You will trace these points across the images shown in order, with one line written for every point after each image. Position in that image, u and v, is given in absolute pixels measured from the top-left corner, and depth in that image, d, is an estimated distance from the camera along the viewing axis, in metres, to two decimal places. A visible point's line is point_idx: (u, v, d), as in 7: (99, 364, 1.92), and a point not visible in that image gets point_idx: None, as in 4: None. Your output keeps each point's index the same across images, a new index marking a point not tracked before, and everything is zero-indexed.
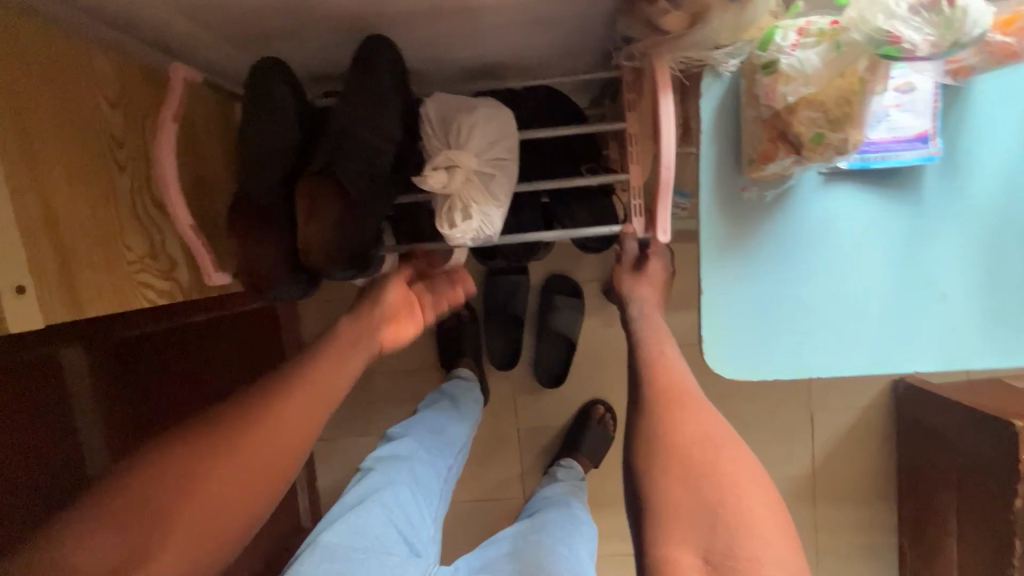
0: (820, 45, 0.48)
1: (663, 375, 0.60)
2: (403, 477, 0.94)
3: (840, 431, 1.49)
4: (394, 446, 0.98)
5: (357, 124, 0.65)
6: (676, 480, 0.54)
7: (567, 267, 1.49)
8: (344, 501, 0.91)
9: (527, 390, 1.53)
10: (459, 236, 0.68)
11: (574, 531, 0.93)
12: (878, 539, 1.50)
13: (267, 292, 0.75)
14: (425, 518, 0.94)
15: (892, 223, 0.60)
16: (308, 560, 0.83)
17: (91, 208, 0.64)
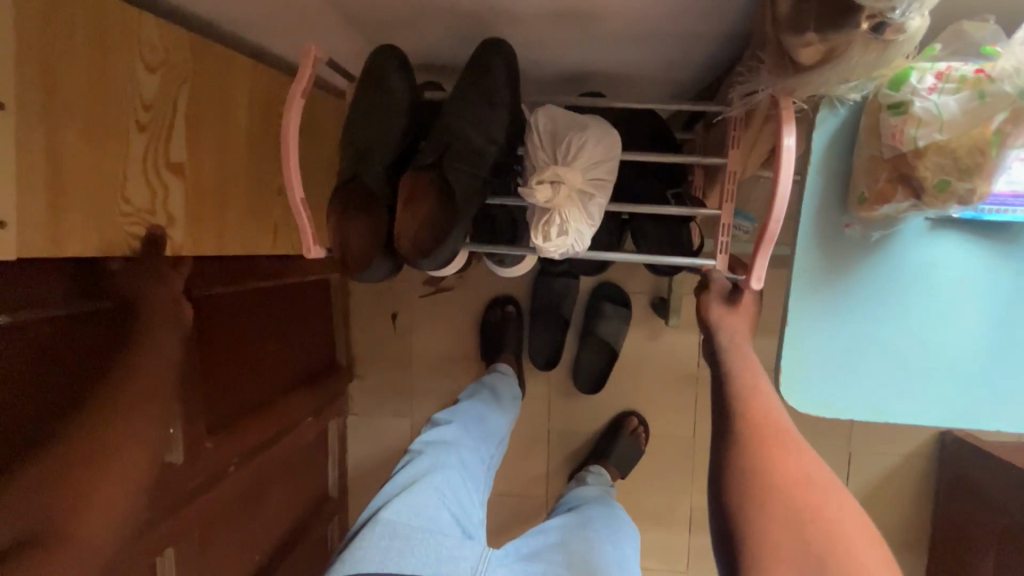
0: (960, 91, 0.47)
1: (755, 404, 0.63)
2: (451, 461, 0.98)
3: (878, 476, 1.45)
4: (442, 431, 1.03)
5: (466, 123, 0.73)
6: (780, 522, 0.57)
7: (617, 276, 1.49)
8: (396, 481, 0.95)
9: (563, 393, 1.54)
10: (553, 250, 0.70)
11: (616, 531, 0.96)
12: None
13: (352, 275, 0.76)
14: (473, 502, 0.97)
15: (995, 278, 0.59)
16: (368, 536, 0.86)
17: (98, 159, 0.65)
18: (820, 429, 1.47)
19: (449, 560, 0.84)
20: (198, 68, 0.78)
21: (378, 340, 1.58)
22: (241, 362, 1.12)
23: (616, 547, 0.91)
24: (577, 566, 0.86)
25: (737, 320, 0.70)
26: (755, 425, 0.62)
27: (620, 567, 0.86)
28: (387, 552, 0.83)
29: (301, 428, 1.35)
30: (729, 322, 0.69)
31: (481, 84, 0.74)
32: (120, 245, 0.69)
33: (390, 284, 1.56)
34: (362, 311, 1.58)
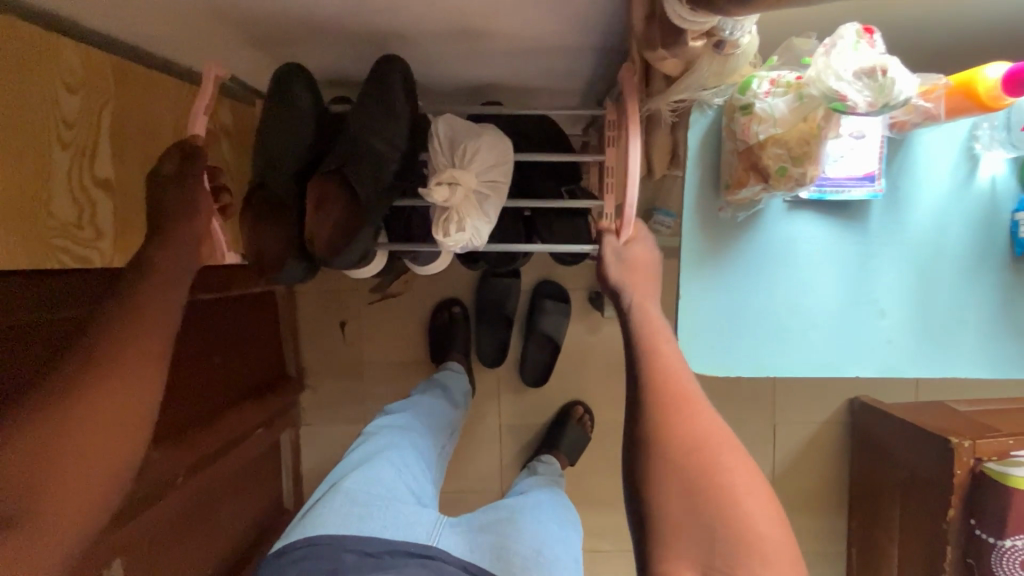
0: (787, 94, 0.58)
1: (660, 384, 0.62)
2: (405, 442, 1.09)
3: (800, 443, 1.60)
4: (394, 419, 1.14)
5: (368, 131, 0.78)
6: (677, 503, 0.58)
7: (555, 273, 1.58)
8: (350, 459, 1.04)
9: (512, 389, 1.61)
10: (453, 245, 0.75)
11: (557, 508, 1.08)
12: (830, 547, 1.62)
13: (269, 276, 0.83)
14: (426, 481, 1.06)
15: (841, 247, 0.70)
16: (331, 503, 0.93)
17: (24, 180, 0.67)
18: (747, 405, 1.61)
19: (406, 526, 0.90)
20: (120, 83, 0.80)
21: (328, 349, 1.61)
22: (195, 373, 1.15)
23: (557, 531, 0.99)
24: (532, 543, 0.91)
25: (637, 283, 0.72)
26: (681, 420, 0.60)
27: (564, 543, 0.96)
28: (349, 516, 0.90)
29: (253, 439, 1.36)
30: (634, 282, 0.72)
31: (382, 95, 0.79)
32: (46, 257, 0.71)
33: (337, 293, 1.59)
34: (311, 322, 1.60)
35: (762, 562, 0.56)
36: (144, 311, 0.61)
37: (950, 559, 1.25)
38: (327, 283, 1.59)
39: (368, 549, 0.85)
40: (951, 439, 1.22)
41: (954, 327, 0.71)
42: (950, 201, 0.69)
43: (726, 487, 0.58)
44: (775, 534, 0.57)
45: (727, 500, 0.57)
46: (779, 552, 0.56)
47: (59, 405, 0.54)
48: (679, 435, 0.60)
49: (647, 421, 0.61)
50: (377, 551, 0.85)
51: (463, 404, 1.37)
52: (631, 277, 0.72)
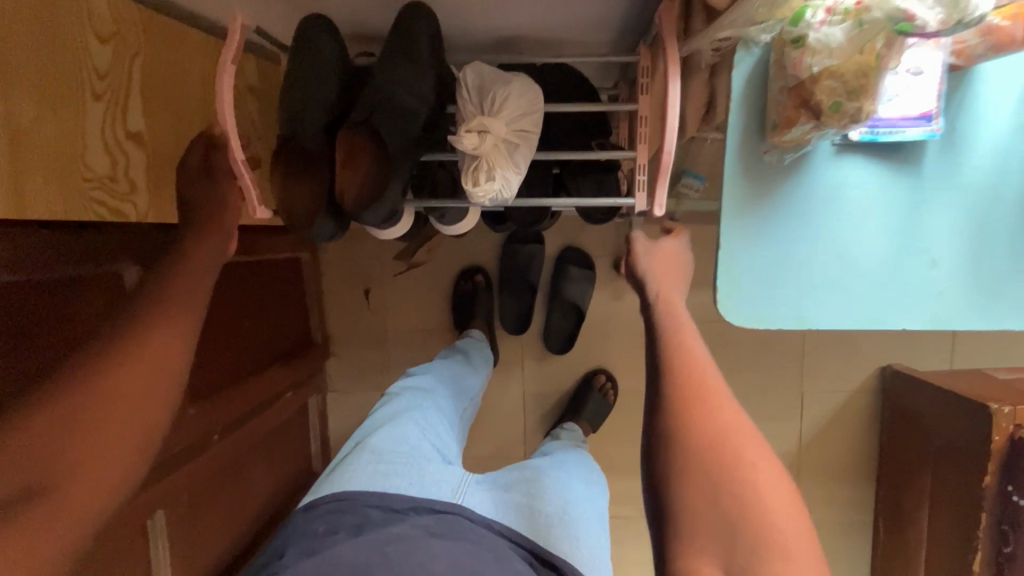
0: (845, 22, 0.55)
1: (682, 369, 0.66)
2: (428, 403, 1.09)
3: (827, 412, 1.59)
4: (418, 380, 1.14)
5: (397, 82, 0.77)
6: (707, 504, 0.59)
7: (581, 241, 1.57)
8: (375, 417, 1.05)
9: (535, 356, 1.61)
10: (481, 196, 0.73)
11: (582, 468, 1.07)
12: (855, 516, 1.62)
13: (300, 231, 0.79)
14: (449, 439, 1.07)
15: (893, 194, 0.68)
16: (358, 459, 0.94)
17: (60, 128, 0.67)
18: (773, 373, 1.59)
19: (431, 485, 0.90)
20: (149, 36, 0.80)
21: (353, 317, 1.62)
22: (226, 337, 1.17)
23: (578, 488, 0.98)
24: (556, 501, 0.91)
25: (660, 269, 0.81)
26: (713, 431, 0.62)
27: (589, 502, 0.96)
28: (374, 474, 0.90)
29: (282, 402, 1.39)
30: (659, 271, 0.81)
31: (407, 46, 0.78)
32: (83, 209, 0.71)
33: (361, 261, 1.60)
34: (336, 289, 1.61)
35: (783, 560, 0.57)
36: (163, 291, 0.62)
37: (983, 525, 1.23)
38: (352, 251, 1.60)
39: (392, 504, 0.85)
40: (989, 405, 1.19)
41: (1009, 278, 0.68)
42: (1012, 144, 0.66)
43: (748, 482, 0.60)
44: (796, 529, 0.59)
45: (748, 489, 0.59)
46: (799, 546, 0.58)
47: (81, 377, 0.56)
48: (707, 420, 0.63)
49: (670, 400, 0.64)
50: (402, 508, 0.85)
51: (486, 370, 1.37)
52: (654, 266, 0.82)
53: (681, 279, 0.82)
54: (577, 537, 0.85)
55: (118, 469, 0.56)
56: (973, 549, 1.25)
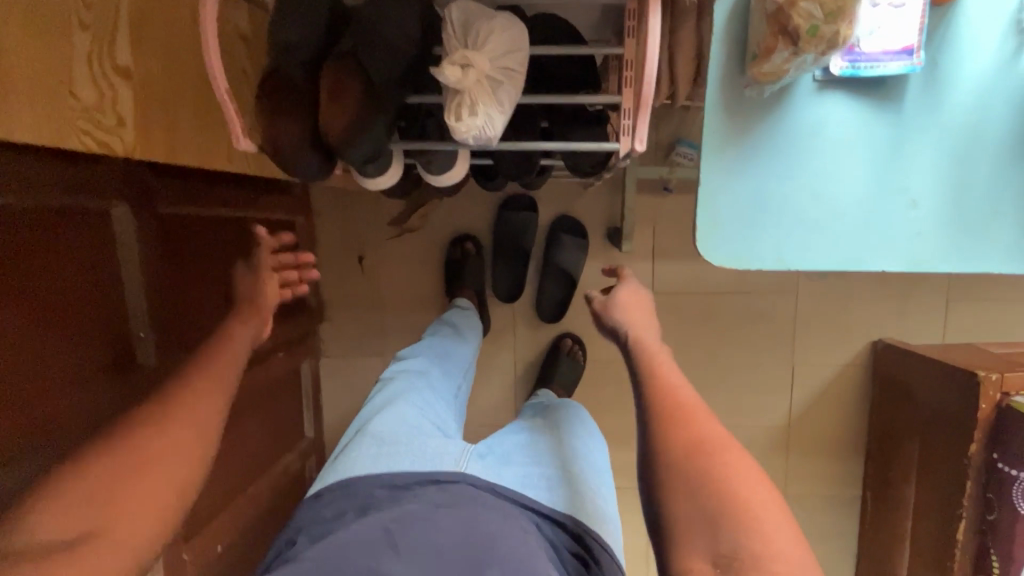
0: None
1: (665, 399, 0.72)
2: (422, 384, 1.10)
3: (818, 386, 1.59)
4: (410, 363, 1.15)
5: (382, 19, 0.77)
6: (694, 512, 0.63)
7: (574, 209, 1.57)
8: (373, 403, 1.04)
9: (527, 325, 1.62)
10: (464, 131, 0.73)
11: (578, 416, 1.05)
12: (843, 490, 1.63)
13: (283, 165, 0.81)
14: (447, 418, 1.07)
15: (874, 131, 0.68)
16: (360, 445, 0.93)
17: (41, 49, 0.67)
18: (763, 346, 1.59)
19: (432, 455, 0.90)
20: None
21: (347, 283, 1.63)
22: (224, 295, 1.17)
23: (581, 437, 0.99)
24: (557, 463, 0.91)
25: (634, 317, 0.85)
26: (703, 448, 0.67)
27: (593, 455, 0.96)
28: (376, 457, 0.90)
29: (274, 362, 1.41)
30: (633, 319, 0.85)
31: None
32: (67, 136, 0.72)
33: (355, 226, 1.61)
34: (330, 255, 1.62)
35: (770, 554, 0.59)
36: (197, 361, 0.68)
37: (967, 494, 1.23)
38: (346, 216, 1.61)
39: (396, 481, 0.85)
40: (976, 373, 1.19)
41: (989, 218, 0.68)
42: (992, 81, 0.66)
43: (736, 489, 0.63)
44: (783, 531, 0.61)
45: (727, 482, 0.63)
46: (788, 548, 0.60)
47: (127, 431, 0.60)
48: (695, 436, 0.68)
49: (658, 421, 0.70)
50: (406, 483, 0.85)
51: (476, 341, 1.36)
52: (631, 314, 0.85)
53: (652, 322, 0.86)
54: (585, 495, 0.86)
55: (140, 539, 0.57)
56: (957, 518, 1.25)
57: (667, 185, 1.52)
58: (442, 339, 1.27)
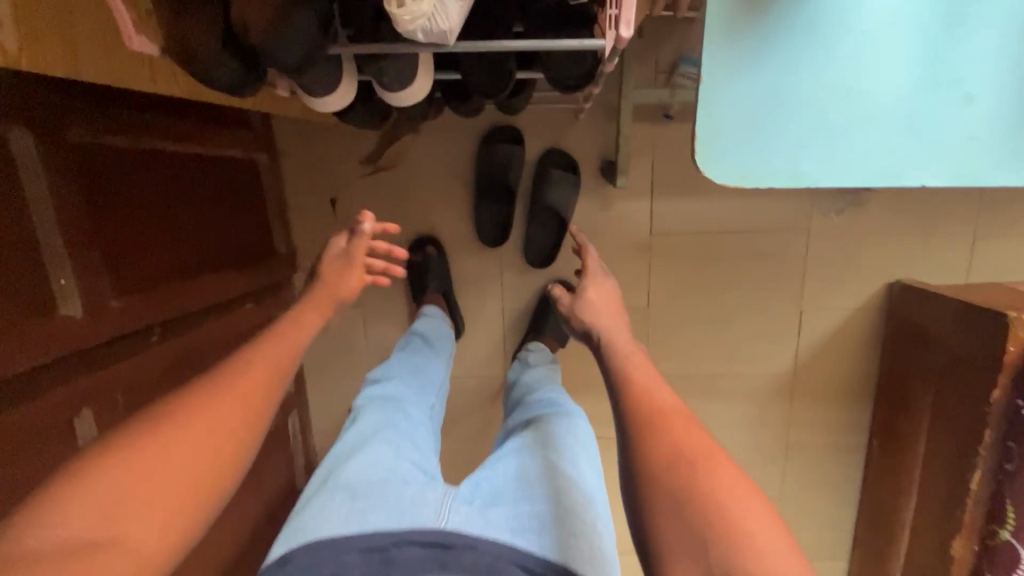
0: None
1: (637, 402, 0.71)
2: (397, 413, 0.97)
3: (827, 330, 1.49)
4: (385, 387, 1.01)
5: None
6: (681, 531, 0.59)
7: (565, 142, 1.44)
8: (343, 441, 0.90)
9: (515, 271, 1.51)
10: (410, 20, 0.58)
11: (571, 427, 0.95)
12: (848, 438, 1.57)
13: (197, 70, 0.68)
14: (426, 452, 0.94)
15: (917, 14, 0.60)
16: (325, 498, 0.79)
17: None
18: (771, 289, 1.47)
19: (412, 508, 0.78)
20: None
21: (322, 228, 1.52)
22: (167, 246, 1.05)
23: (579, 461, 0.86)
24: (556, 500, 0.78)
25: (602, 315, 0.91)
26: (686, 460, 0.63)
27: (592, 484, 0.84)
28: (349, 514, 0.76)
29: (242, 311, 1.31)
30: (603, 319, 0.91)
31: None
32: None
33: (327, 165, 1.48)
34: (302, 196, 1.51)
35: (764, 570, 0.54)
36: (207, 383, 0.63)
37: (986, 443, 1.14)
38: (317, 154, 1.48)
39: (370, 543, 0.72)
40: (1007, 312, 1.07)
41: None
42: None
43: (726, 508, 0.58)
44: (782, 557, 0.55)
45: (711, 490, 0.60)
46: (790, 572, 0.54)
47: (128, 444, 0.55)
48: (679, 449, 0.64)
49: (642, 430, 0.67)
50: (382, 544, 0.72)
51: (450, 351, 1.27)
52: (600, 315, 0.91)
53: (623, 321, 0.92)
54: (587, 538, 0.74)
55: (144, 544, 0.51)
56: (973, 467, 1.17)
57: (668, 110, 1.38)
58: (414, 353, 1.17)
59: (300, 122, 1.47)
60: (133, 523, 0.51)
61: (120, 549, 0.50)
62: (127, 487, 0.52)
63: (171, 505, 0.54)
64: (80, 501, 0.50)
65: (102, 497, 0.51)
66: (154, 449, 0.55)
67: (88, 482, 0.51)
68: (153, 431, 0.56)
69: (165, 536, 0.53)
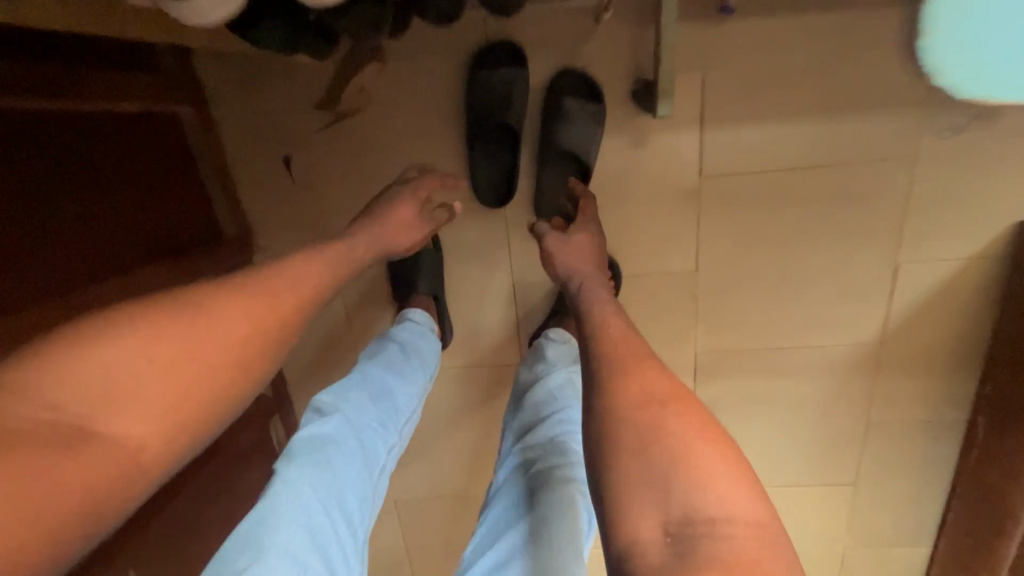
0: None
1: (613, 347, 0.77)
2: (322, 479, 0.80)
3: (926, 289, 1.17)
4: (317, 436, 0.84)
5: None
6: (641, 473, 0.62)
7: (581, 59, 1.08)
8: (240, 530, 0.74)
9: (523, 236, 1.19)
10: None
11: (560, 522, 0.81)
12: (942, 416, 1.28)
13: None
14: (346, 538, 0.79)
15: None
16: None
17: None
18: (854, 240, 1.14)
19: None
20: None
21: (274, 198, 1.19)
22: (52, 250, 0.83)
23: None
24: None
25: (574, 251, 1.01)
26: (647, 396, 0.69)
27: None
28: None
29: None
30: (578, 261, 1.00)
31: None
32: None
33: (271, 116, 1.14)
34: (247, 158, 1.17)
35: (726, 527, 0.58)
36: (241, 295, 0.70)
37: None
38: (257, 101, 1.13)
39: None
40: None
41: None
42: None
43: (687, 453, 0.63)
44: (743, 513, 0.59)
45: (681, 447, 0.63)
46: (748, 533, 0.57)
47: (163, 325, 0.62)
48: (640, 393, 0.69)
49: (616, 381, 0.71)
50: None
51: (429, 364, 1.08)
52: (574, 255, 1.00)
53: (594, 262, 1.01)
54: None
55: (125, 443, 0.57)
56: None
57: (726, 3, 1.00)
58: (382, 371, 0.99)
59: (228, 56, 1.11)
60: (129, 408, 0.57)
61: (109, 442, 0.56)
62: (136, 371, 0.59)
63: (169, 400, 0.60)
64: (89, 373, 0.56)
65: (109, 377, 0.57)
66: (152, 358, 0.60)
67: (105, 351, 0.58)
68: (191, 317, 0.65)
69: (152, 429, 0.59)
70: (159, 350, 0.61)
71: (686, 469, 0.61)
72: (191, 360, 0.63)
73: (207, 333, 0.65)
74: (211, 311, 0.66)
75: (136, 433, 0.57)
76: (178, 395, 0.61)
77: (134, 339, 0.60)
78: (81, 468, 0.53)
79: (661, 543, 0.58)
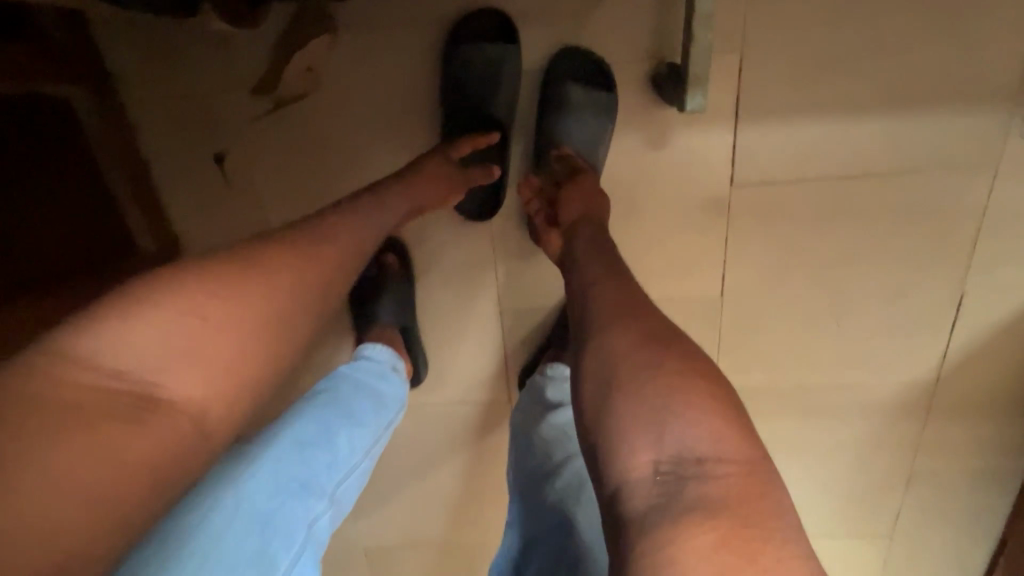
0: None
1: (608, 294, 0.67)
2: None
3: (994, 322, 0.97)
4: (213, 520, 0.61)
5: None
6: (630, 405, 0.54)
7: (591, 35, 0.86)
8: None
9: (516, 251, 0.98)
10: None
11: None
12: (999, 465, 1.09)
13: None
14: None
15: None
16: None
17: None
18: (915, 262, 0.94)
19: None
20: None
21: (206, 200, 0.96)
22: None
23: None
24: None
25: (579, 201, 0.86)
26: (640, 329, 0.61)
27: None
28: None
29: None
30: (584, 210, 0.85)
31: None
32: None
33: (200, 98, 0.90)
34: (171, 155, 0.94)
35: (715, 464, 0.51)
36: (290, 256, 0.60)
37: None
38: (181, 78, 0.89)
39: None
40: None
41: None
42: None
43: (679, 383, 0.55)
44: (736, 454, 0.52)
45: (675, 384, 0.55)
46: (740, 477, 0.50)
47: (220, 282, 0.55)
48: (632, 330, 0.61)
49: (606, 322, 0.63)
50: None
51: (387, 410, 0.85)
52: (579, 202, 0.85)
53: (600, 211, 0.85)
54: None
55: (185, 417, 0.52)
56: None
57: None
58: (319, 415, 0.76)
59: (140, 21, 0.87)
60: (180, 373, 0.52)
61: (167, 419, 0.51)
62: (195, 332, 0.53)
63: (230, 367, 0.54)
64: (148, 334, 0.51)
65: (167, 343, 0.52)
66: (207, 316, 0.54)
67: (161, 312, 0.52)
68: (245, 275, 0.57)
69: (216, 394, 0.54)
70: (211, 308, 0.54)
71: (678, 400, 0.53)
72: (238, 323, 0.55)
73: (260, 293, 0.57)
74: (266, 271, 0.58)
75: (203, 400, 0.53)
76: (236, 361, 0.55)
77: (186, 297, 0.53)
78: (144, 443, 0.49)
79: (650, 483, 0.51)
